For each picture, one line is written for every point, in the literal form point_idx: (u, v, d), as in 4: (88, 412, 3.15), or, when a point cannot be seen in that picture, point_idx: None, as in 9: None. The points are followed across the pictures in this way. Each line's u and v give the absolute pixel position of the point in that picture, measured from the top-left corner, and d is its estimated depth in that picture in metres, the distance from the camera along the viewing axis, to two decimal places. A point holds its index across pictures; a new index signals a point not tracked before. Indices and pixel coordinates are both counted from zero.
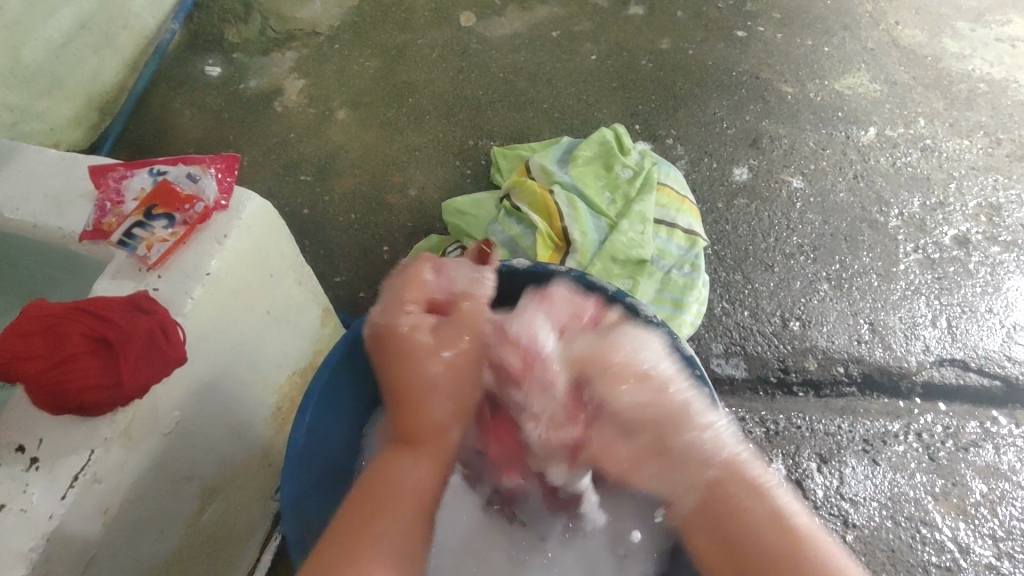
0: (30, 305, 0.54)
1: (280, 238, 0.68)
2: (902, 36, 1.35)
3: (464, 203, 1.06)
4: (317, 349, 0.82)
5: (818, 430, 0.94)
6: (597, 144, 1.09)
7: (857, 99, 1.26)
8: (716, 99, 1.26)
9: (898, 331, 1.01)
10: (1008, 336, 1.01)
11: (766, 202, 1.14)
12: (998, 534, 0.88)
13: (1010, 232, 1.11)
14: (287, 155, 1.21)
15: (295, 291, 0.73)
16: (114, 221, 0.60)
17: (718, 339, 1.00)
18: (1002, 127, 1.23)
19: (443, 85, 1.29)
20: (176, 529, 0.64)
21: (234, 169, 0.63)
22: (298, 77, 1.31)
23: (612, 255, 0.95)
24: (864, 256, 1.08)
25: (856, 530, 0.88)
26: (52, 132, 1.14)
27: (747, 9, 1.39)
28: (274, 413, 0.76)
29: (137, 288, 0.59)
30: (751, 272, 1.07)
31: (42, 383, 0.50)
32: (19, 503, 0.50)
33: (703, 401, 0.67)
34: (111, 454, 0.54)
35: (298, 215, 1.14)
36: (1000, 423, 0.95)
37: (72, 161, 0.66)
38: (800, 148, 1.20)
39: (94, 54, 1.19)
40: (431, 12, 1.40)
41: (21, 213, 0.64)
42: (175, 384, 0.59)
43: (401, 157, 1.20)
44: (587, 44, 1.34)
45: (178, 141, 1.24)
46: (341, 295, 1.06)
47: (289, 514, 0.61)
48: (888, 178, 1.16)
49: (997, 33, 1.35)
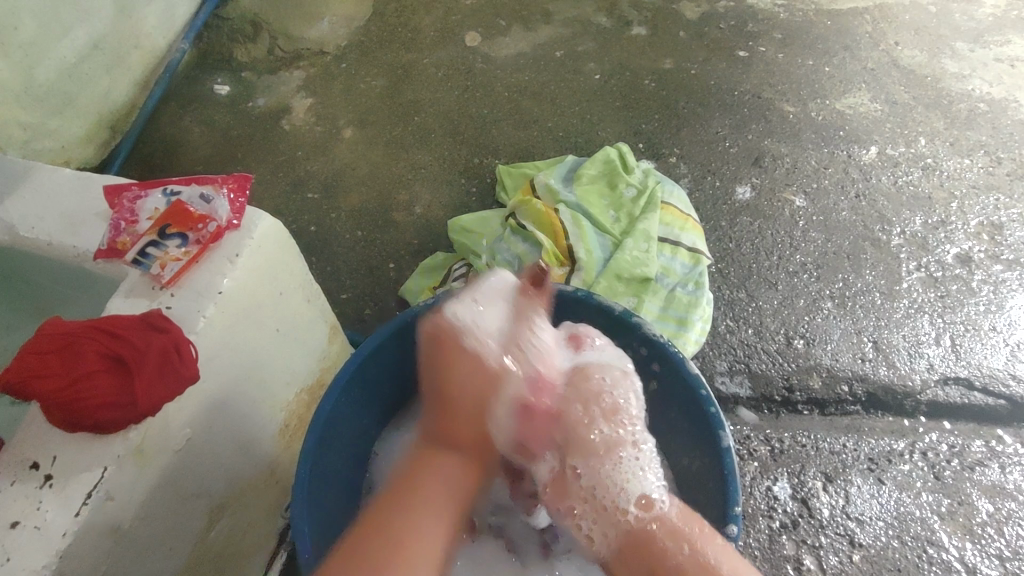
0: (45, 323, 0.55)
1: (290, 257, 0.69)
2: (902, 56, 1.36)
3: (469, 222, 1.08)
4: (325, 367, 0.82)
5: (824, 448, 0.94)
6: (602, 164, 1.10)
7: (859, 118, 1.27)
8: (719, 118, 1.27)
9: (902, 349, 1.02)
10: (1012, 355, 1.02)
11: (768, 221, 1.15)
12: (1005, 554, 0.88)
13: (1012, 251, 1.12)
14: (295, 173, 1.22)
15: (304, 309, 0.74)
16: (129, 240, 0.62)
17: (722, 357, 1.01)
18: (1003, 146, 1.24)
19: (449, 104, 1.31)
20: (185, 545, 0.64)
21: (247, 189, 0.64)
22: (306, 96, 1.33)
23: (617, 273, 0.95)
24: (867, 274, 1.09)
25: (863, 549, 0.88)
26: (63, 150, 1.15)
27: (749, 30, 1.41)
28: (282, 430, 0.76)
29: (150, 306, 0.60)
30: (755, 290, 1.07)
31: (57, 402, 0.51)
32: (33, 520, 0.51)
33: (710, 421, 0.67)
34: (123, 471, 0.54)
35: (305, 232, 1.15)
36: (1005, 442, 0.95)
37: (87, 181, 0.68)
38: (802, 166, 1.21)
39: (106, 73, 1.21)
40: (437, 32, 1.42)
41: (37, 231, 0.65)
42: (187, 402, 0.60)
43: (407, 175, 1.21)
44: (591, 64, 1.36)
45: (187, 158, 1.26)
46: (348, 311, 1.07)
47: (301, 531, 0.61)
48: (890, 197, 1.17)
49: (997, 54, 1.37)
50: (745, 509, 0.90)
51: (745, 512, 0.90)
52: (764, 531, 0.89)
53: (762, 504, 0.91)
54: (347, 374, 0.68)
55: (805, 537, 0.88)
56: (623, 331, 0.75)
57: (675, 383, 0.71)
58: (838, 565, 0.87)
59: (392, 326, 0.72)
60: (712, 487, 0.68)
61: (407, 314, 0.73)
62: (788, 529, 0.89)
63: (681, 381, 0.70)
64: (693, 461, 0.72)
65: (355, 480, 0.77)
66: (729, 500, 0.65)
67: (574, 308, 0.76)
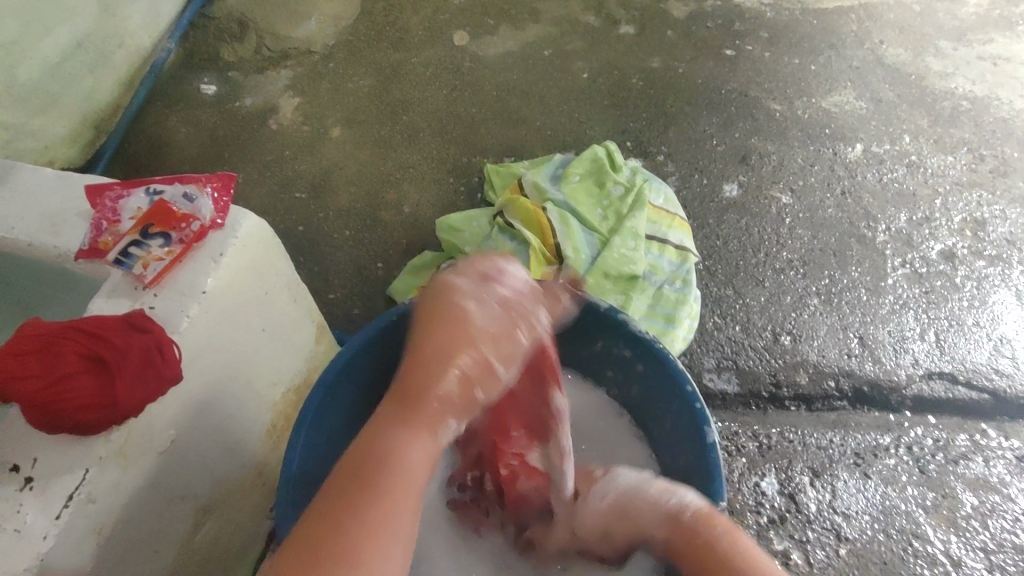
0: (25, 324, 0.54)
1: (275, 257, 0.69)
2: (887, 55, 1.38)
3: (457, 220, 1.08)
4: (312, 367, 0.82)
5: (811, 444, 0.95)
6: (590, 162, 1.10)
7: (844, 116, 1.28)
8: (706, 116, 1.28)
9: (887, 345, 1.03)
10: (995, 350, 1.03)
11: (755, 218, 1.15)
12: (990, 547, 0.89)
13: (995, 247, 1.13)
14: (282, 172, 1.21)
15: (290, 309, 0.74)
16: (111, 240, 0.61)
17: (710, 354, 1.01)
18: (986, 143, 1.25)
19: (437, 103, 1.30)
20: (169, 547, 0.64)
21: (231, 188, 0.64)
22: (293, 95, 1.32)
23: (604, 271, 0.96)
24: (853, 271, 1.10)
25: (849, 544, 0.88)
26: (47, 150, 1.14)
27: (735, 29, 1.42)
28: (268, 430, 0.76)
29: (133, 307, 0.59)
30: (742, 287, 1.08)
31: (35, 403, 0.50)
32: (12, 523, 0.50)
33: (694, 417, 0.67)
34: (105, 473, 0.54)
35: (293, 232, 1.14)
36: (989, 435, 0.96)
37: (70, 180, 0.67)
38: (789, 164, 1.22)
39: (90, 72, 1.20)
40: (425, 31, 1.42)
41: (18, 231, 0.64)
42: (171, 402, 0.59)
43: (395, 174, 1.21)
44: (579, 63, 1.36)
45: (174, 158, 1.25)
46: (336, 311, 1.06)
47: (286, 534, 0.61)
48: (875, 194, 1.18)
49: (979, 52, 1.38)
50: (733, 505, 0.91)
51: (733, 508, 0.91)
52: (752, 526, 0.89)
53: (750, 500, 0.91)
54: (332, 373, 0.68)
55: (792, 532, 0.89)
56: (609, 327, 0.74)
57: (661, 379, 0.71)
58: (825, 559, 0.87)
59: (376, 325, 0.72)
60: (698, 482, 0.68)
61: (392, 312, 0.72)
62: (776, 524, 0.89)
63: (666, 377, 0.70)
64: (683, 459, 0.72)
65: None
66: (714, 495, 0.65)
67: None
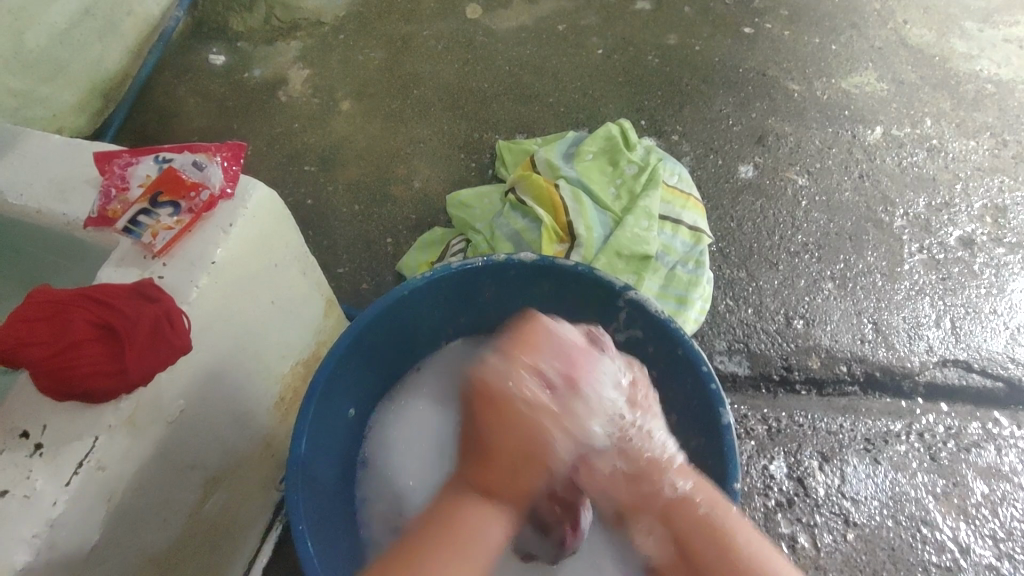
0: (35, 290, 0.54)
1: (285, 229, 0.68)
2: (910, 35, 1.34)
3: (468, 196, 1.06)
4: (321, 340, 0.81)
5: (821, 429, 0.94)
6: (604, 140, 1.08)
7: (864, 98, 1.25)
8: (722, 96, 1.25)
9: (902, 331, 1.01)
10: (1011, 338, 1.01)
11: (771, 200, 1.13)
12: (999, 535, 0.88)
13: (1015, 234, 1.11)
14: (291, 145, 1.20)
15: (299, 282, 0.73)
16: (120, 208, 0.60)
17: (721, 337, 1.00)
18: (1009, 128, 1.22)
19: (448, 78, 1.28)
20: (178, 516, 0.64)
21: (241, 158, 0.63)
22: (302, 68, 1.30)
23: (617, 250, 0.94)
24: (868, 256, 1.08)
25: (857, 528, 0.88)
26: (55, 119, 1.13)
27: (755, 6, 1.38)
28: (277, 403, 0.76)
29: (142, 276, 0.58)
30: (755, 270, 1.06)
31: (46, 369, 0.50)
32: (23, 489, 0.50)
33: (710, 397, 0.67)
34: (114, 442, 0.54)
35: (302, 206, 1.13)
36: (1001, 424, 0.95)
37: (78, 147, 0.66)
38: (806, 146, 1.19)
39: (97, 39, 1.18)
40: (437, 4, 1.39)
41: (25, 198, 0.63)
42: (179, 373, 0.59)
43: (405, 149, 1.19)
44: (593, 39, 1.33)
45: (181, 129, 1.23)
46: (344, 286, 1.06)
47: (295, 503, 0.61)
48: (894, 178, 1.16)
49: (1006, 34, 1.34)
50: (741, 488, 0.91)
51: (741, 491, 0.90)
52: (759, 509, 0.89)
53: (759, 482, 0.91)
54: (342, 348, 0.67)
55: (800, 515, 0.89)
56: (625, 307, 0.73)
57: (676, 362, 0.71)
58: (832, 543, 0.87)
59: (386, 301, 0.71)
60: (711, 462, 0.68)
61: (402, 288, 0.72)
62: (784, 507, 0.89)
63: (680, 357, 0.70)
64: (694, 441, 0.72)
65: (349, 453, 0.76)
66: (730, 477, 0.64)
67: (574, 284, 0.74)
